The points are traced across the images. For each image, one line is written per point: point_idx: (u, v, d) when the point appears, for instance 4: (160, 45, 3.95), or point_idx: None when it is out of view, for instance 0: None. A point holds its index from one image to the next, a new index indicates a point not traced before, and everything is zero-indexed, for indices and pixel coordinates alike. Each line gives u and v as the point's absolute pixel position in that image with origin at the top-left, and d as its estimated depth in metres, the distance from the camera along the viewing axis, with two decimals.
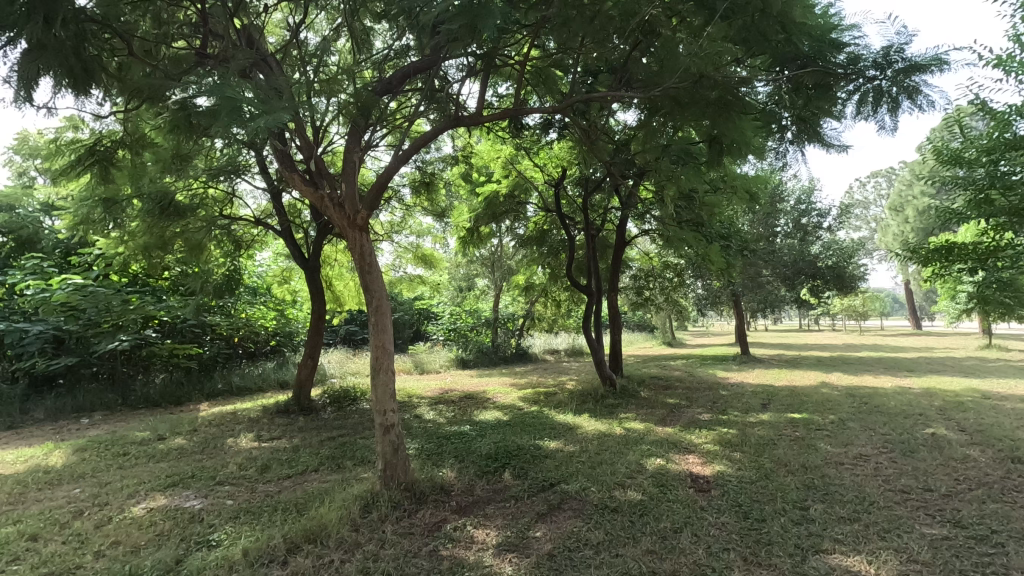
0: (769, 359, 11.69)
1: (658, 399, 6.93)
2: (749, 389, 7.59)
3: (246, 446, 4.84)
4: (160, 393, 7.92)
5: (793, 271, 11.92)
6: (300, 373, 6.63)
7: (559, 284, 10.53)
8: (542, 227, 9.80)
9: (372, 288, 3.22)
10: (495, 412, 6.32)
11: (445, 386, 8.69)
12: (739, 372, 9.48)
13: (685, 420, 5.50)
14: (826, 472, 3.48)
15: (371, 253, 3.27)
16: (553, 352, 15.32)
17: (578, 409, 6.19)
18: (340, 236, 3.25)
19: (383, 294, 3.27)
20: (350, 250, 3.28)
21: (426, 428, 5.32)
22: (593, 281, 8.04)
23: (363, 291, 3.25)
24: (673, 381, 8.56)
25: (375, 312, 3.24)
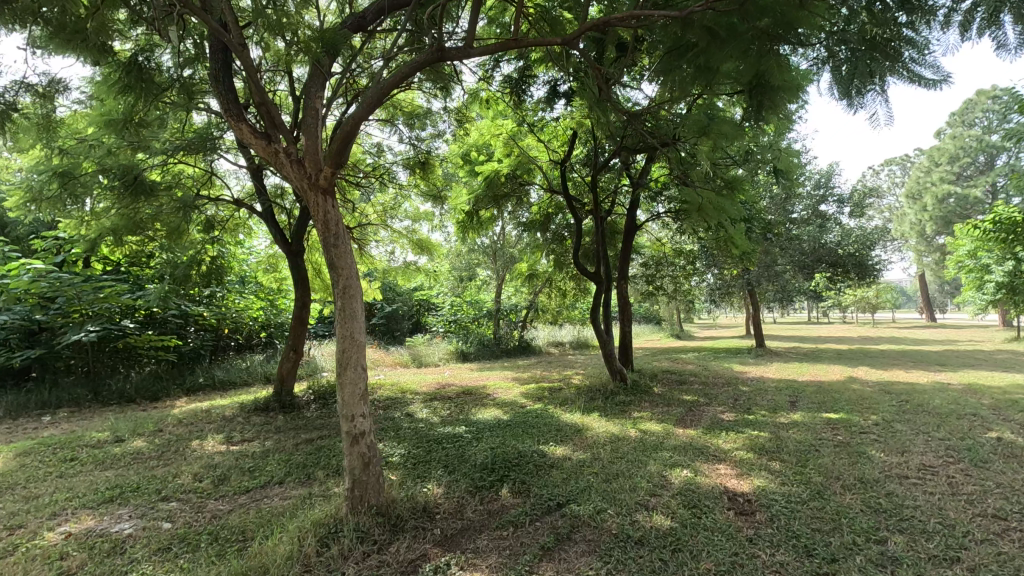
0: (787, 353, 11.06)
1: (673, 396, 6.34)
2: (771, 385, 6.98)
3: (211, 451, 4.26)
4: (136, 388, 7.37)
5: (812, 258, 11.25)
6: (282, 367, 6.07)
7: (564, 272, 9.91)
8: (546, 212, 9.18)
9: (338, 265, 2.61)
10: (495, 411, 5.73)
11: (443, 381, 8.11)
12: (757, 366, 8.86)
13: (707, 421, 4.89)
14: (892, 489, 2.88)
15: (339, 221, 2.66)
16: (557, 344, 14.73)
17: (587, 408, 5.59)
18: (300, 201, 2.63)
19: (352, 273, 2.65)
20: (312, 219, 2.67)
21: (416, 430, 4.74)
22: (602, 268, 7.38)
23: (329, 268, 2.64)
24: (688, 376, 7.96)
25: (341, 295, 2.61)
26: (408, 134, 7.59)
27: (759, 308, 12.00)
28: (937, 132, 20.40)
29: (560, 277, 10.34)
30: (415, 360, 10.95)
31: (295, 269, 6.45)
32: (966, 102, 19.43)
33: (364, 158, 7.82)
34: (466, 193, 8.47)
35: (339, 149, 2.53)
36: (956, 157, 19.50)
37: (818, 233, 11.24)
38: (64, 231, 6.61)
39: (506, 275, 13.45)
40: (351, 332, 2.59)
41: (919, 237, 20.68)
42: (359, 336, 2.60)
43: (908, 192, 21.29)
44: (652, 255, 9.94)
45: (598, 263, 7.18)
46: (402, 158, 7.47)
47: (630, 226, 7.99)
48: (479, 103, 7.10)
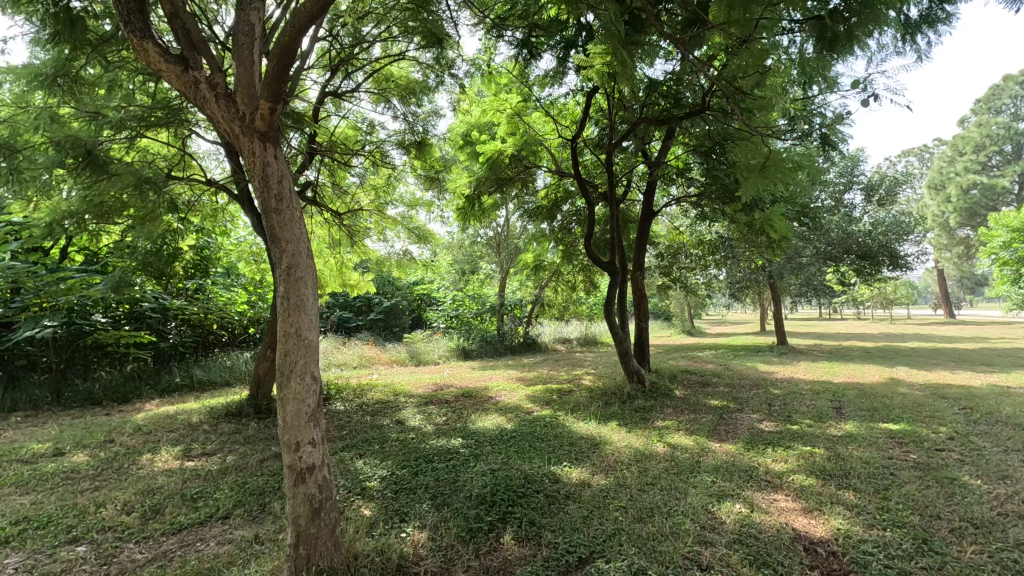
0: (812, 351, 10.32)
1: (698, 400, 5.65)
2: (806, 387, 6.27)
3: (161, 468, 3.58)
4: (104, 390, 6.73)
5: (839, 249, 10.48)
6: (259, 368, 5.39)
7: (573, 264, 9.20)
8: (553, 199, 8.48)
9: (281, 235, 1.93)
10: (498, 417, 5.04)
11: (441, 381, 7.42)
12: (783, 366, 8.16)
13: (746, 434, 4.18)
14: (1023, 538, 2.20)
15: (283, 179, 1.99)
16: (564, 341, 14.04)
17: (603, 415, 4.88)
18: (230, 148, 1.96)
19: (300, 247, 1.98)
20: (247, 173, 1.99)
21: (405, 443, 4.06)
22: (617, 258, 6.63)
23: (268, 242, 1.95)
24: (710, 377, 7.24)
25: (285, 277, 1.93)
26: (402, 111, 6.88)
27: (781, 302, 11.25)
28: (962, 120, 19.57)
29: (570, 269, 9.62)
30: (413, 359, 10.28)
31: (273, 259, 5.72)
32: (992, 88, 18.58)
33: (354, 136, 7.08)
34: (466, 177, 7.79)
35: (279, 71, 1.86)
36: (982, 146, 18.72)
37: (845, 221, 10.50)
38: (21, 214, 5.95)
39: (510, 267, 12.73)
40: (297, 327, 1.89)
41: (941, 229, 19.86)
42: (309, 332, 1.92)
43: (930, 182, 20.44)
44: (668, 245, 9.23)
45: (613, 253, 6.44)
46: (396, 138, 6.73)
47: (647, 214, 7.23)
48: (481, 72, 6.39)
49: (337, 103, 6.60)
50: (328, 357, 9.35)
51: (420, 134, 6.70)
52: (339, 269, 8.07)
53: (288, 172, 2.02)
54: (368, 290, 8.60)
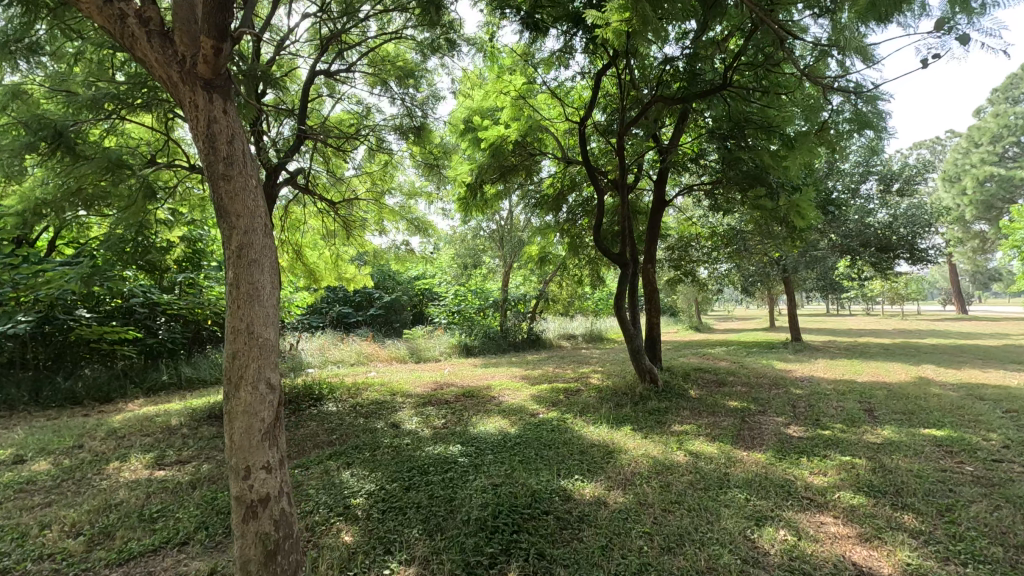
0: (828, 348, 9.94)
1: (715, 401, 5.27)
2: (830, 387, 5.90)
3: (126, 479, 3.22)
4: (86, 387, 6.40)
5: (858, 242, 9.98)
6: None
7: (579, 256, 8.82)
8: (559, 188, 8.10)
9: (230, 209, 1.58)
10: (501, 420, 4.67)
11: (441, 380, 7.06)
12: (800, 364, 7.76)
13: (774, 440, 3.79)
14: None
15: (235, 137, 1.61)
16: (570, 337, 13.69)
17: (614, 419, 4.50)
18: (169, 100, 1.60)
19: (255, 224, 1.62)
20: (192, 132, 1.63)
21: (399, 449, 3.70)
22: (628, 249, 6.22)
23: (217, 218, 1.61)
24: (725, 375, 6.87)
25: (234, 262, 1.58)
26: (400, 94, 6.48)
27: (795, 297, 10.84)
28: (979, 110, 19.08)
29: (576, 263, 9.22)
30: (413, 355, 9.92)
31: None
32: (1010, 76, 18.05)
33: (349, 121, 6.71)
34: (468, 164, 7.40)
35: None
36: (999, 137, 18.20)
37: (863, 212, 10.04)
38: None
39: (514, 261, 12.34)
40: (248, 322, 1.55)
41: (956, 223, 19.38)
42: (264, 328, 1.58)
43: (944, 174, 19.95)
44: (679, 237, 8.84)
45: (623, 243, 6.05)
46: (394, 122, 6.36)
47: (659, 203, 6.83)
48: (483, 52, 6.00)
49: (331, 85, 6.23)
50: (325, 354, 9.00)
51: (419, 119, 6.33)
52: (334, 261, 7.69)
53: (242, 128, 1.64)
54: (365, 284, 8.23)
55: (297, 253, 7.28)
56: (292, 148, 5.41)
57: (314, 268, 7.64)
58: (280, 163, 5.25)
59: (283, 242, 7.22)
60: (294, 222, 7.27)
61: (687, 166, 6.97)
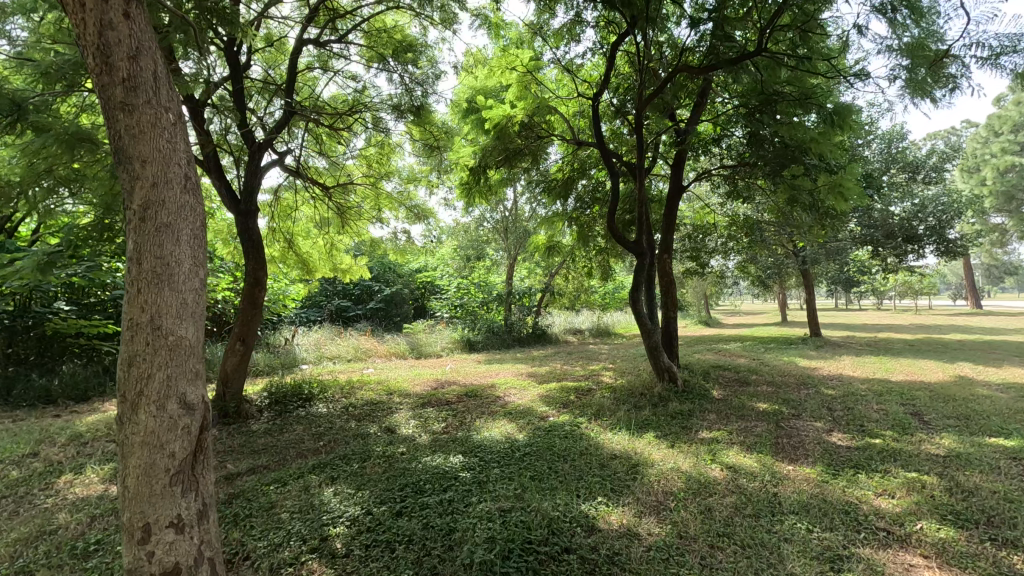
0: (850, 344, 9.46)
1: (743, 403, 4.80)
2: (865, 387, 5.42)
3: (73, 498, 2.77)
4: (62, 384, 5.94)
5: (884, 233, 9.47)
6: (227, 364, 4.63)
7: (589, 246, 8.33)
8: (568, 174, 7.62)
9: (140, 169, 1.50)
10: (507, 424, 4.23)
11: (443, 377, 6.61)
12: (825, 361, 7.29)
13: (819, 451, 3.33)
14: None
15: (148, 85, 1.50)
16: (576, 332, 13.23)
17: (634, 423, 4.03)
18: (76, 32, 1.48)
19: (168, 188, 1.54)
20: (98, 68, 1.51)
21: (392, 461, 3.25)
22: (644, 237, 5.70)
23: (124, 177, 1.52)
24: (747, 374, 6.40)
25: (144, 236, 1.51)
26: (397, 70, 5.99)
27: (814, 290, 10.35)
28: (999, 98, 18.47)
29: (585, 254, 8.75)
30: (414, 351, 9.48)
31: (245, 237, 4.83)
32: None
33: (343, 100, 6.24)
34: (471, 147, 6.92)
35: None
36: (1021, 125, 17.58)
37: (887, 201, 9.53)
38: None
39: (519, 253, 11.87)
40: (151, 313, 1.49)
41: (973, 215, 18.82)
42: (175, 322, 1.51)
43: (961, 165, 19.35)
44: (694, 226, 8.35)
45: (640, 231, 5.57)
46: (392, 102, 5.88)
47: (677, 188, 6.34)
48: (488, 24, 5.51)
49: (325, 59, 5.77)
50: (321, 350, 8.56)
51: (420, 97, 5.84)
52: (328, 252, 7.22)
53: (156, 73, 1.53)
54: (362, 276, 7.77)
55: (290, 242, 6.82)
56: (280, 125, 4.95)
57: (307, 258, 7.17)
58: (266, 141, 4.78)
59: (275, 231, 6.77)
60: (286, 209, 6.82)
61: (706, 149, 6.48)
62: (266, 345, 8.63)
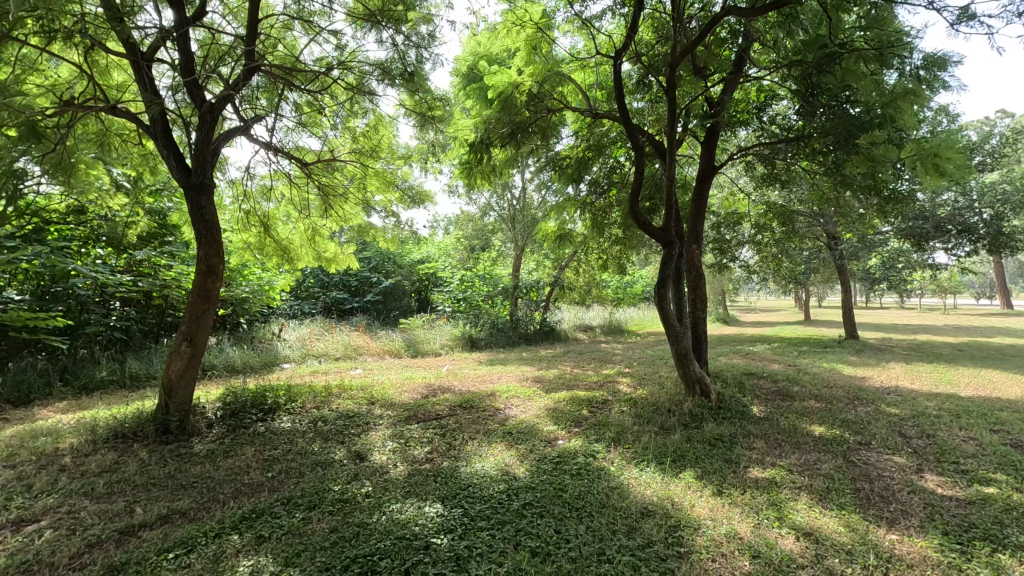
0: (891, 347, 8.58)
1: (793, 424, 3.97)
2: (935, 404, 4.58)
3: None
4: (2, 382, 5.12)
5: (933, 225, 8.54)
6: (170, 367, 3.84)
7: (603, 236, 7.50)
8: (581, 154, 6.78)
9: None
10: (505, 450, 3.42)
11: (437, 382, 5.84)
12: (870, 369, 6.44)
13: (922, 506, 2.47)
14: None
15: None
16: (586, 329, 12.46)
17: (665, 454, 3.21)
18: None
19: None
20: None
21: (348, 510, 2.45)
22: (672, 222, 4.80)
23: None
24: (787, 384, 5.56)
25: None
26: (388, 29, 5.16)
27: (850, 287, 9.45)
28: None
29: (599, 245, 7.93)
30: (410, 349, 8.73)
31: (196, 217, 4.04)
32: None
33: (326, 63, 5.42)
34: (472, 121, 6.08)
35: None
36: None
37: (937, 190, 8.57)
38: None
39: (526, 244, 11.06)
40: None
41: None
42: None
43: None
44: (723, 215, 7.48)
45: (667, 215, 4.71)
46: (381, 69, 5.03)
47: (708, 169, 5.46)
48: None
49: (305, 15, 4.94)
50: (307, 346, 7.83)
51: (415, 62, 5.01)
52: (311, 238, 6.43)
53: None
54: (350, 267, 6.99)
55: (266, 227, 6.06)
56: (239, 84, 4.14)
57: (288, 245, 6.40)
58: (220, 101, 3.96)
59: (250, 213, 6.00)
60: (263, 190, 6.04)
61: (743, 124, 5.61)
62: (248, 340, 7.90)
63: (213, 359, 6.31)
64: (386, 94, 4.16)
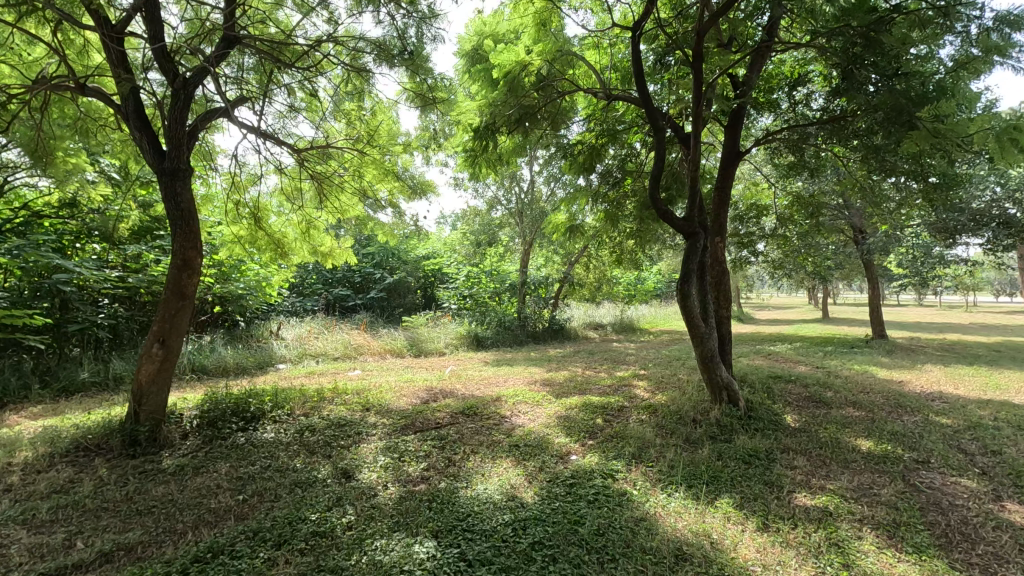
0: (923, 348, 8.08)
1: (836, 437, 3.53)
2: (991, 414, 4.11)
3: None
4: None
5: (968, 217, 8.01)
6: (142, 371, 3.46)
7: (616, 228, 7.05)
8: (593, 140, 6.34)
9: None
10: (511, 468, 3.01)
11: (440, 385, 5.45)
12: (906, 372, 5.97)
13: (1019, 550, 2.04)
14: None
15: None
16: (597, 328, 12.02)
17: (694, 475, 2.79)
18: None
19: None
20: None
21: (323, 550, 2.06)
22: (697, 214, 4.35)
23: None
24: (819, 388, 5.11)
25: None
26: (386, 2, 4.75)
27: (877, 284, 8.94)
28: None
29: (611, 238, 7.50)
30: (413, 348, 8.36)
31: (171, 205, 3.65)
32: None
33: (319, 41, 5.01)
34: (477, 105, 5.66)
35: None
36: None
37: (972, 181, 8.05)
38: None
39: (534, 238, 10.65)
40: None
41: None
42: None
43: None
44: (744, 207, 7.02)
45: (692, 202, 4.28)
46: (379, 49, 4.64)
47: (733, 154, 5.01)
48: None
49: None
50: (304, 345, 7.46)
51: (416, 40, 4.61)
52: (305, 231, 6.05)
53: None
54: (347, 261, 6.63)
55: (258, 218, 5.68)
56: (218, 59, 3.75)
57: (281, 238, 6.03)
58: (195, 75, 3.56)
59: (239, 204, 5.62)
60: (254, 180, 5.67)
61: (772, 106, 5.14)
62: (244, 339, 7.56)
63: (203, 360, 5.97)
64: (383, 72, 3.79)
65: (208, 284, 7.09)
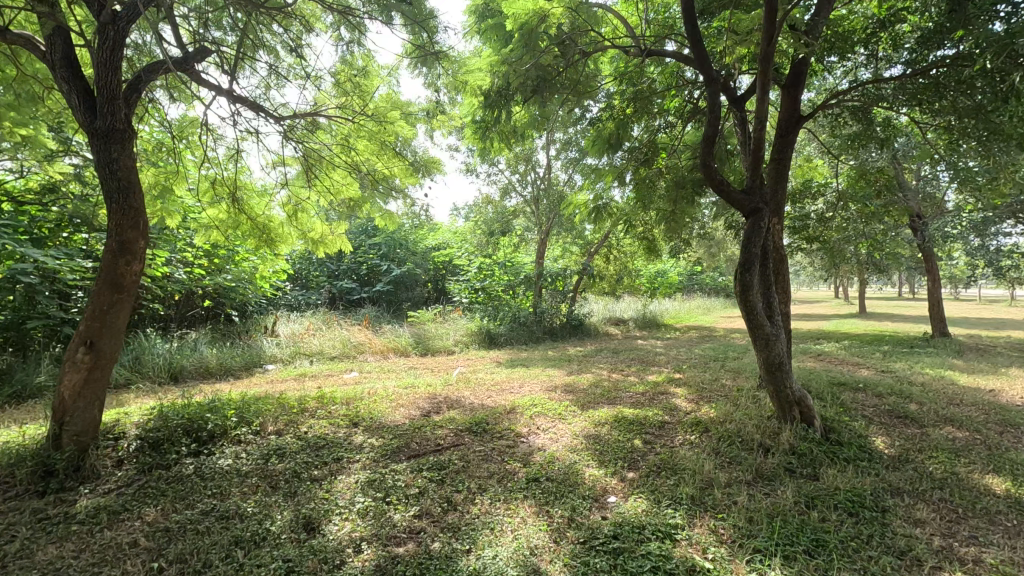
0: (993, 348, 7.15)
1: (955, 471, 2.71)
2: None
3: None
4: None
5: None
6: (66, 382, 2.76)
7: (646, 212, 6.22)
8: (623, 108, 5.51)
9: None
10: (532, 517, 2.25)
11: (445, 392, 4.71)
12: (993, 378, 5.08)
13: None
14: None
15: None
16: (617, 324, 11.18)
17: (788, 539, 1.99)
18: None
19: None
20: None
21: None
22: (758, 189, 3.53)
23: None
24: (899, 399, 4.26)
25: None
26: None
27: (936, 276, 7.99)
28: None
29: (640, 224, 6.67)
30: (419, 346, 7.63)
31: (105, 173, 2.90)
32: None
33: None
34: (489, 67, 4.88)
35: None
36: None
37: None
38: None
39: (551, 227, 9.85)
40: None
41: None
42: None
43: None
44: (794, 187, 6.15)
45: (752, 172, 3.47)
46: None
47: (795, 118, 4.17)
48: None
49: None
50: (298, 343, 6.77)
51: None
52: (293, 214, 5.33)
53: None
54: (342, 249, 5.89)
55: (238, 198, 4.97)
56: None
57: (267, 223, 5.31)
58: (126, 8, 2.81)
59: (216, 183, 4.91)
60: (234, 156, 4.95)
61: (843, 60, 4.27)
62: (233, 336, 6.87)
63: (180, 360, 5.29)
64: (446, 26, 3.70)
65: (193, 276, 6.42)
